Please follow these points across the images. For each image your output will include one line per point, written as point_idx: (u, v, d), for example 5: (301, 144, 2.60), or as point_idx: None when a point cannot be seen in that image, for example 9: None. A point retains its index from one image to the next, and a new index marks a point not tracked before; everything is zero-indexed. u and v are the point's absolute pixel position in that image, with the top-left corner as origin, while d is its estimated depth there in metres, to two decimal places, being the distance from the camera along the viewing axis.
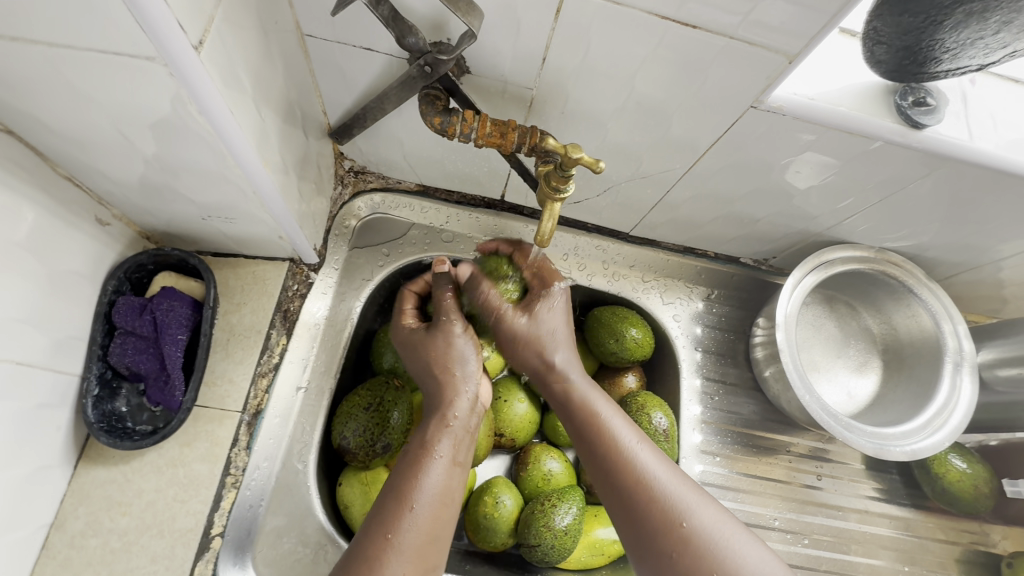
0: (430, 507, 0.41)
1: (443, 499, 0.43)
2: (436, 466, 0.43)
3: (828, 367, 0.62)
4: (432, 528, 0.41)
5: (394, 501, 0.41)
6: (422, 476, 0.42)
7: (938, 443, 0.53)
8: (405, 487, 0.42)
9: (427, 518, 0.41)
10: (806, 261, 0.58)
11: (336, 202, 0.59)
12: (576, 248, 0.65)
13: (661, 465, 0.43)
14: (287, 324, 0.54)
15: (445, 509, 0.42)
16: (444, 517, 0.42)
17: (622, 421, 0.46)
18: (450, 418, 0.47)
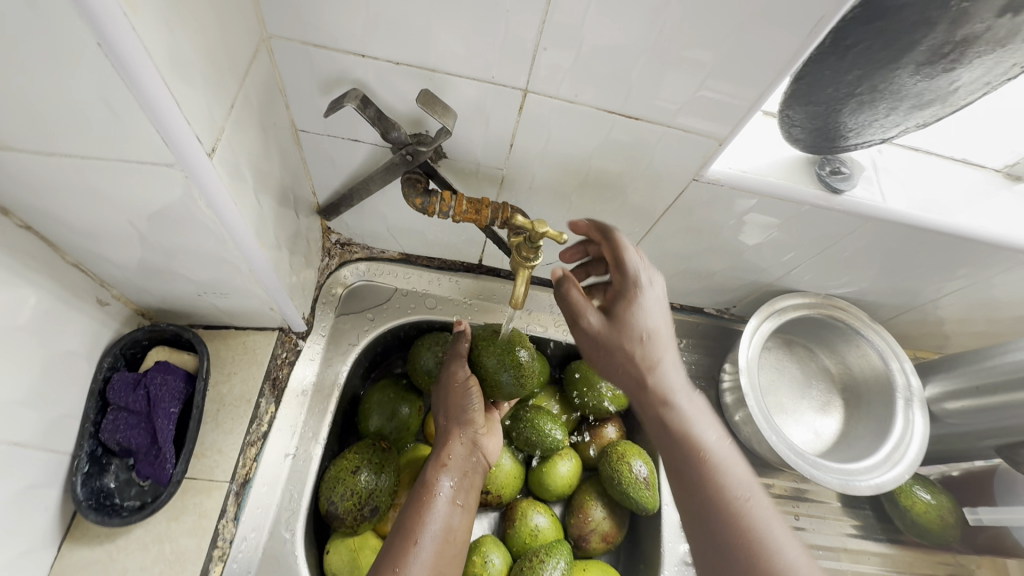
0: (432, 543, 0.50)
1: (447, 537, 0.52)
2: (439, 505, 0.53)
3: (794, 408, 0.65)
4: (436, 563, 0.50)
5: (399, 540, 0.50)
6: (426, 515, 0.52)
7: (898, 476, 0.56)
8: (412, 525, 0.51)
9: (430, 553, 0.50)
10: (761, 309, 0.63)
11: (323, 272, 0.63)
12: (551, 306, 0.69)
13: (771, 524, 0.38)
14: (277, 392, 0.55)
15: (447, 546, 0.51)
16: (450, 552, 0.51)
17: (731, 456, 0.42)
18: (446, 459, 0.56)
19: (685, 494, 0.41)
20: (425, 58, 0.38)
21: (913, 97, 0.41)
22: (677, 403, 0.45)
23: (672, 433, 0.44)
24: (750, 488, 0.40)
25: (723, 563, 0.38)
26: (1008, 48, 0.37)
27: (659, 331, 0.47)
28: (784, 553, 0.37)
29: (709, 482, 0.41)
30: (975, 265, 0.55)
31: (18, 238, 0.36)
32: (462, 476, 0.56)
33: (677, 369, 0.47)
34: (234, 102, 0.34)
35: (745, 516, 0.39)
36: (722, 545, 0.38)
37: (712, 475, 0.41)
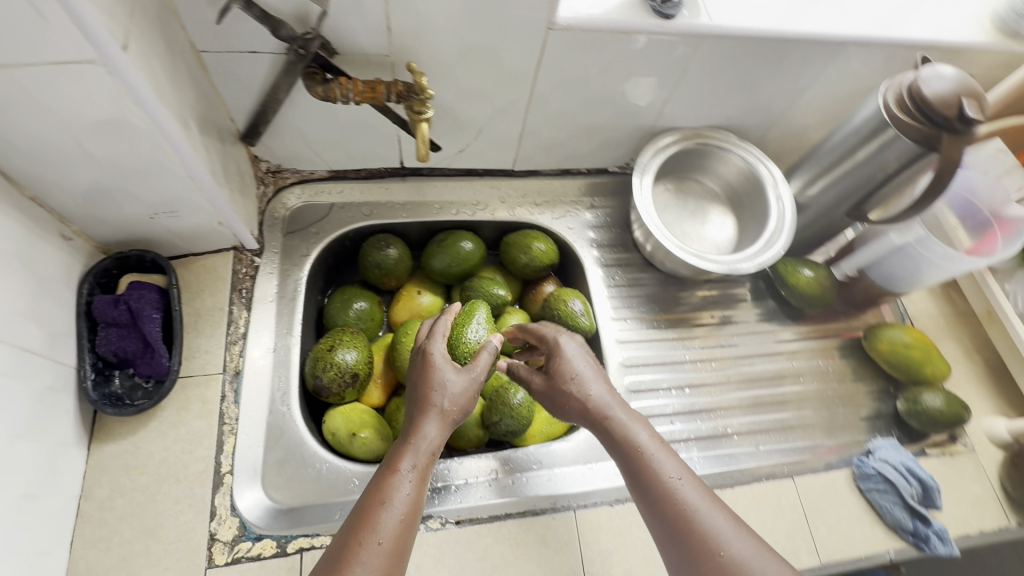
0: (398, 519, 0.43)
1: (415, 512, 0.45)
2: (403, 477, 0.46)
3: (694, 229, 0.77)
4: (402, 535, 0.43)
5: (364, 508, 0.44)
6: (390, 490, 0.45)
7: (776, 252, 0.69)
8: (378, 494, 0.45)
9: (395, 528, 0.43)
10: (647, 149, 0.73)
11: (262, 199, 0.70)
12: (475, 193, 0.78)
13: (704, 500, 0.45)
14: (246, 301, 0.63)
15: (413, 515, 0.45)
16: (412, 532, 0.45)
17: (665, 450, 0.49)
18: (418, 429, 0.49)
19: (639, 500, 0.48)
20: None
21: None
22: (615, 419, 0.51)
23: (619, 445, 0.50)
24: (682, 471, 0.47)
25: (674, 539, 0.44)
26: None
27: (582, 369, 0.55)
28: (718, 524, 0.44)
29: (649, 477, 0.47)
30: (804, 66, 0.66)
31: None
32: (433, 455, 0.49)
33: (607, 395, 0.53)
34: (134, 8, 0.40)
35: (683, 498, 0.45)
36: (671, 527, 0.45)
37: (651, 470, 0.47)
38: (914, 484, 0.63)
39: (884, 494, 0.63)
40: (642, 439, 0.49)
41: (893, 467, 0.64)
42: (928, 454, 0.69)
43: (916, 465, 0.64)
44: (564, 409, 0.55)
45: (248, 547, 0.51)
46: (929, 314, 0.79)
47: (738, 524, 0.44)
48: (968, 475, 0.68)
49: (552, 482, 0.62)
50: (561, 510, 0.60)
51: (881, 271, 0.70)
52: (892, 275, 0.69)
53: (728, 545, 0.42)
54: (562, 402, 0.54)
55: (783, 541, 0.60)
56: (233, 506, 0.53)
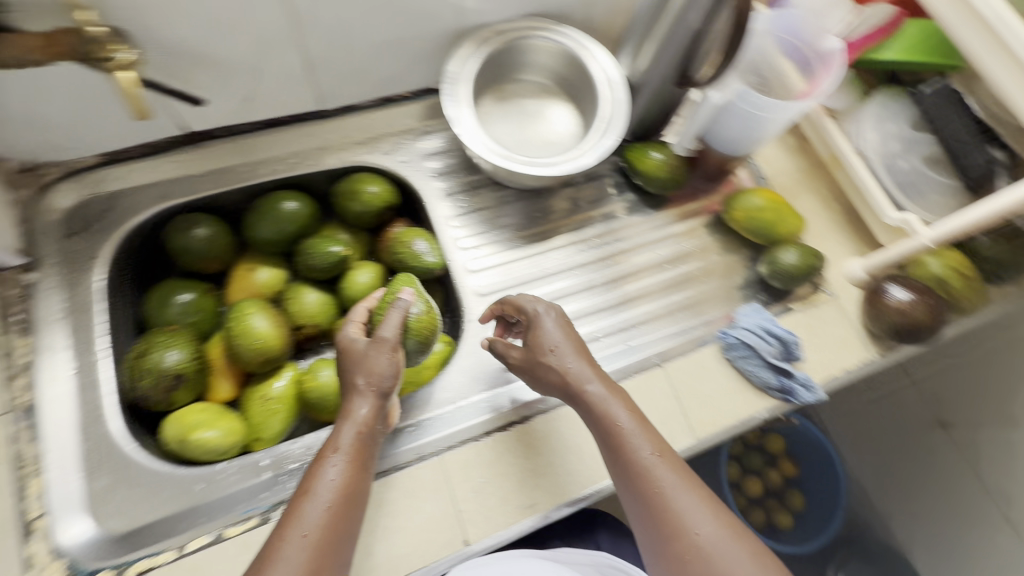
0: (325, 506, 0.45)
1: (350, 497, 0.47)
2: (333, 466, 0.47)
3: (535, 133, 0.71)
4: (332, 523, 0.45)
5: (297, 499, 0.46)
6: (319, 482, 0.46)
7: (613, 139, 0.64)
8: (309, 484, 0.47)
9: (324, 515, 0.45)
10: (457, 54, 0.65)
11: (23, 205, 0.60)
12: (288, 144, 0.69)
13: (679, 479, 0.47)
14: (24, 326, 0.56)
15: (345, 502, 0.46)
16: (351, 514, 0.47)
17: (642, 428, 0.50)
18: (350, 418, 0.50)
19: (616, 473, 0.50)
20: None
21: None
22: (593, 397, 0.51)
23: (597, 420, 0.51)
24: (658, 448, 0.49)
25: (643, 513, 0.47)
26: None
27: (558, 346, 0.54)
28: (685, 504, 0.46)
29: (627, 455, 0.49)
30: None
31: None
32: (364, 436, 0.49)
33: (584, 370, 0.53)
34: None
35: (656, 477, 0.47)
36: (643, 501, 0.47)
37: (628, 447, 0.49)
38: (773, 342, 0.64)
39: (748, 360, 0.64)
40: (619, 417, 0.50)
41: (751, 332, 0.65)
42: (792, 309, 0.70)
43: (772, 324, 0.65)
44: (540, 384, 0.55)
45: None
46: (786, 171, 0.78)
47: (705, 501, 0.47)
48: (830, 320, 0.70)
49: (416, 432, 0.59)
50: (492, 433, 0.59)
51: (715, 138, 0.67)
52: (724, 141, 0.67)
53: (695, 527, 0.45)
54: (540, 380, 0.55)
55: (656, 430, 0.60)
56: (54, 545, 0.48)
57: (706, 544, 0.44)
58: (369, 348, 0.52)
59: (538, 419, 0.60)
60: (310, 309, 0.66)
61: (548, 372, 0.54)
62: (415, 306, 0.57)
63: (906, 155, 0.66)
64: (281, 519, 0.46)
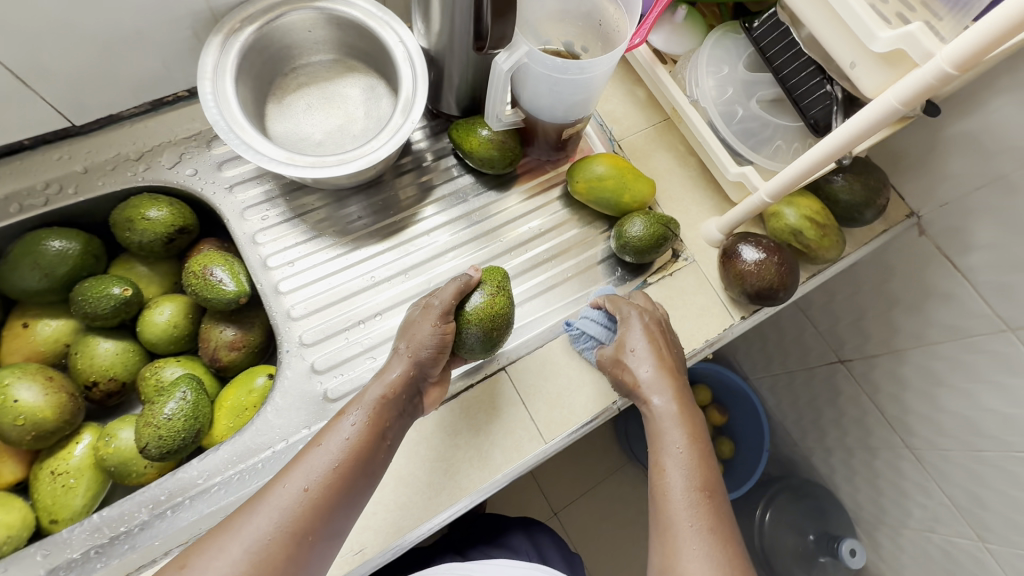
0: (330, 460, 0.43)
1: (357, 463, 0.44)
2: (350, 422, 0.46)
3: (338, 123, 0.62)
4: (328, 484, 0.42)
5: (309, 443, 0.45)
6: (333, 430, 0.45)
7: (411, 122, 0.56)
8: (324, 431, 0.45)
9: (327, 471, 0.43)
10: (210, 40, 0.54)
11: None
12: (39, 172, 0.59)
13: (702, 525, 0.43)
14: None
15: (348, 468, 0.43)
16: (355, 482, 0.44)
17: (698, 459, 0.46)
18: (387, 389, 0.48)
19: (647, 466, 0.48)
20: None
21: None
22: (655, 408, 0.50)
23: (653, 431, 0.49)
24: (707, 481, 0.45)
25: (657, 514, 0.45)
26: None
27: (636, 351, 0.52)
28: (700, 537, 0.42)
29: (670, 462, 0.47)
30: None
31: None
32: (388, 403, 0.47)
33: (659, 382, 0.51)
34: None
35: (688, 495, 0.44)
36: (661, 506, 0.45)
37: (672, 458, 0.47)
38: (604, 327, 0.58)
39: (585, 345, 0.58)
40: (674, 439, 0.48)
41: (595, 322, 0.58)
42: (649, 283, 0.65)
43: (592, 313, 0.59)
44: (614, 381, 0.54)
45: None
46: (637, 129, 0.71)
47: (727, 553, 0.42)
48: (689, 289, 0.65)
49: (227, 488, 0.53)
50: (441, 404, 0.56)
51: (539, 104, 0.59)
52: (550, 107, 0.59)
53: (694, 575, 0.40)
54: (614, 376, 0.54)
55: (497, 442, 0.55)
56: None
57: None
58: (431, 322, 0.51)
59: None
60: (105, 359, 0.58)
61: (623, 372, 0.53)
62: (480, 291, 0.53)
63: (743, 100, 0.60)
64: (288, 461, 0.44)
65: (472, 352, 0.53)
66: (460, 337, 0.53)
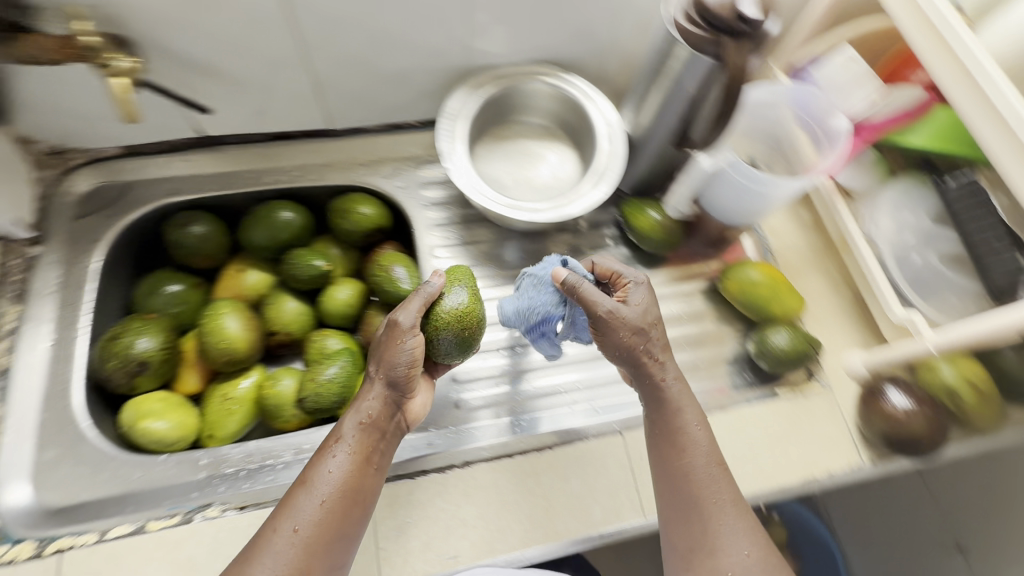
0: (330, 498, 0.47)
1: (352, 494, 0.48)
2: (337, 459, 0.49)
3: (531, 176, 0.71)
4: (328, 521, 0.46)
5: (298, 485, 0.48)
6: (320, 469, 0.48)
7: (602, 193, 0.63)
8: (311, 473, 0.48)
9: (325, 509, 0.47)
10: (461, 90, 0.67)
11: (46, 184, 0.66)
12: (294, 157, 0.73)
13: (729, 503, 0.48)
14: (20, 295, 0.60)
15: (346, 501, 0.48)
16: (352, 512, 0.48)
17: (710, 443, 0.50)
18: (362, 412, 0.51)
19: (659, 457, 0.51)
20: None
21: None
22: (661, 382, 0.51)
23: (664, 413, 0.51)
24: (720, 465, 0.50)
25: (676, 508, 0.49)
26: None
27: (643, 324, 0.51)
28: (727, 518, 0.48)
29: (684, 454, 0.50)
30: None
31: None
32: (368, 428, 0.50)
33: (668, 364, 0.52)
34: None
35: (709, 489, 0.48)
36: (682, 499, 0.49)
37: (688, 450, 0.50)
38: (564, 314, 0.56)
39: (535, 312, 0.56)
40: (692, 417, 0.51)
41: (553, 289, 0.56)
42: (778, 395, 0.65)
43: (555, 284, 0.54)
44: (609, 348, 0.51)
45: (4, 549, 0.49)
46: (794, 246, 0.74)
47: (748, 524, 0.48)
48: (820, 414, 0.64)
49: None
50: (541, 450, 0.59)
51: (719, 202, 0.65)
52: (726, 211, 0.64)
53: (731, 552, 0.47)
54: (609, 344, 0.51)
55: (602, 500, 0.56)
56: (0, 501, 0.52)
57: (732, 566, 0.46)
58: (407, 335, 0.52)
59: (481, 466, 0.57)
60: (288, 315, 0.68)
61: (630, 339, 0.50)
62: (456, 294, 0.55)
63: (922, 250, 0.61)
64: (276, 507, 0.48)
65: (448, 356, 0.56)
66: (434, 342, 0.55)
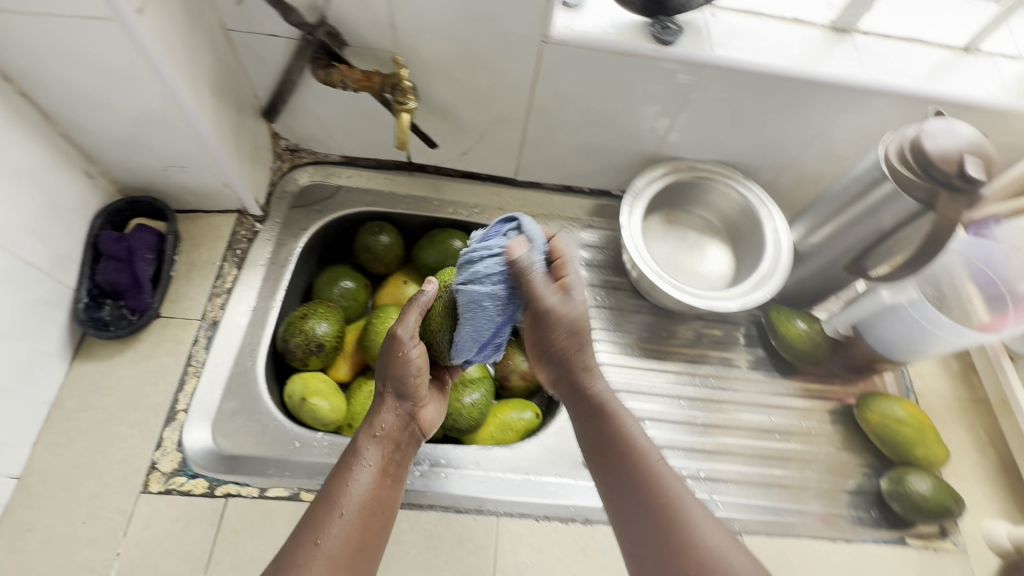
0: (354, 515, 0.49)
1: (372, 507, 0.50)
2: (363, 474, 0.51)
3: (688, 263, 0.75)
4: (356, 532, 0.48)
5: (323, 506, 0.49)
6: (351, 484, 0.50)
7: (761, 296, 0.66)
8: (336, 492, 0.50)
9: (352, 524, 0.48)
10: (645, 173, 0.73)
11: (276, 173, 0.76)
12: (475, 195, 0.81)
13: (691, 498, 0.48)
14: (238, 260, 0.68)
15: (371, 514, 0.50)
16: (372, 526, 0.50)
17: (648, 442, 0.51)
18: (378, 428, 0.55)
19: (613, 473, 0.50)
20: None
21: None
22: (593, 390, 0.52)
23: (603, 420, 0.52)
24: (660, 458, 0.50)
25: (640, 521, 0.47)
26: None
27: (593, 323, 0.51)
28: (683, 502, 0.47)
29: (625, 456, 0.50)
30: (816, 108, 0.64)
31: (16, 102, 0.49)
32: (382, 442, 0.54)
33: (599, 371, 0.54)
34: None
35: (665, 483, 0.48)
36: (642, 501, 0.48)
37: (632, 448, 0.50)
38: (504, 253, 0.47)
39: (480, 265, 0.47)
40: (631, 423, 0.52)
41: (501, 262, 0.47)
42: (908, 544, 0.62)
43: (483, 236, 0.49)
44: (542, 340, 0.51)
45: (182, 482, 0.54)
46: (939, 393, 0.72)
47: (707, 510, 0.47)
48: None
49: (484, 484, 0.61)
50: None
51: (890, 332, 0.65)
52: (891, 343, 0.66)
53: (704, 535, 0.45)
54: (548, 335, 0.50)
55: None
56: (180, 441, 0.56)
57: (716, 550, 0.44)
58: (410, 347, 0.54)
59: (600, 527, 0.60)
60: None
61: (564, 334, 0.50)
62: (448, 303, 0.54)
63: None
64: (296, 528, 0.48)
65: (453, 356, 0.54)
66: (435, 347, 0.54)
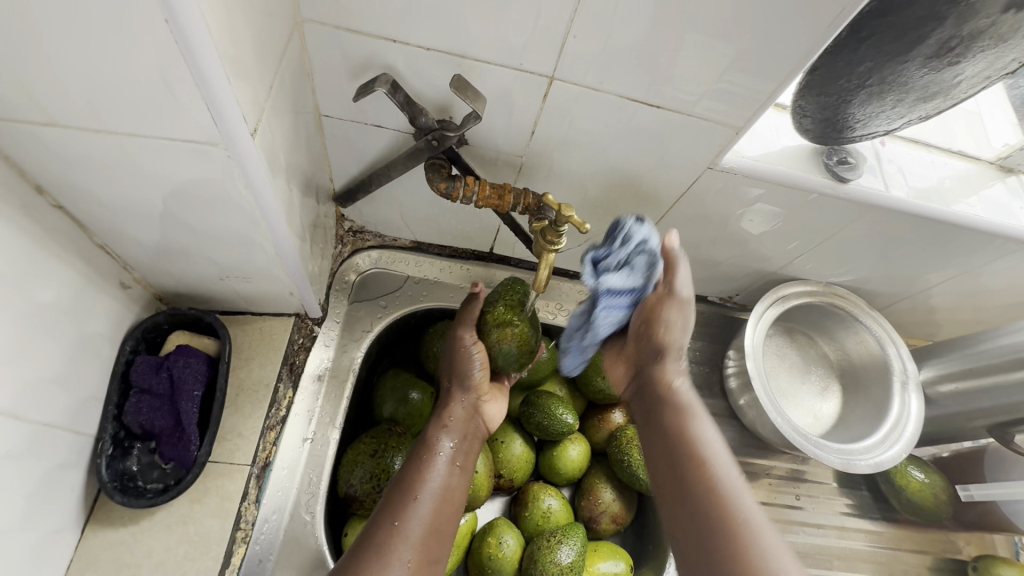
0: (431, 500, 0.46)
1: (445, 495, 0.47)
2: (439, 463, 0.48)
3: (795, 393, 0.68)
4: (434, 521, 0.45)
5: (400, 493, 0.46)
6: (428, 469, 0.47)
7: (897, 454, 0.59)
8: (413, 479, 0.47)
9: (429, 511, 0.45)
10: (765, 296, 0.65)
11: (336, 259, 0.62)
12: (559, 294, 0.69)
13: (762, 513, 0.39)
14: (294, 377, 0.56)
15: (446, 504, 0.46)
16: (447, 515, 0.46)
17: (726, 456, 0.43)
18: (446, 419, 0.52)
19: (676, 480, 0.42)
20: (456, 43, 0.38)
21: (919, 90, 0.42)
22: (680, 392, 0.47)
23: (660, 415, 0.47)
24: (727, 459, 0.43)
25: (694, 514, 0.40)
26: (1010, 43, 0.39)
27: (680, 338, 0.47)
28: (760, 526, 0.38)
29: (690, 458, 0.43)
30: (976, 251, 0.58)
31: (52, 219, 0.37)
32: (452, 430, 0.51)
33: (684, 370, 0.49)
34: (274, 82, 0.35)
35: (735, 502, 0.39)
36: (694, 498, 0.41)
37: (700, 458, 0.42)
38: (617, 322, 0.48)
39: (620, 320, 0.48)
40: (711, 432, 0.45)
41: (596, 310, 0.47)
42: None
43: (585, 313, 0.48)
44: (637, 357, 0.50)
45: None
46: None
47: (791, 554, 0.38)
48: None
49: None
50: None
51: None
52: None
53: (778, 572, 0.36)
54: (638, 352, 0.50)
55: None
56: None
57: None
58: (472, 346, 0.53)
59: None
60: (514, 459, 0.61)
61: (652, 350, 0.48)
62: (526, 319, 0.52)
63: None
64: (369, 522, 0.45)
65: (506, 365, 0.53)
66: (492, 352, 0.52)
